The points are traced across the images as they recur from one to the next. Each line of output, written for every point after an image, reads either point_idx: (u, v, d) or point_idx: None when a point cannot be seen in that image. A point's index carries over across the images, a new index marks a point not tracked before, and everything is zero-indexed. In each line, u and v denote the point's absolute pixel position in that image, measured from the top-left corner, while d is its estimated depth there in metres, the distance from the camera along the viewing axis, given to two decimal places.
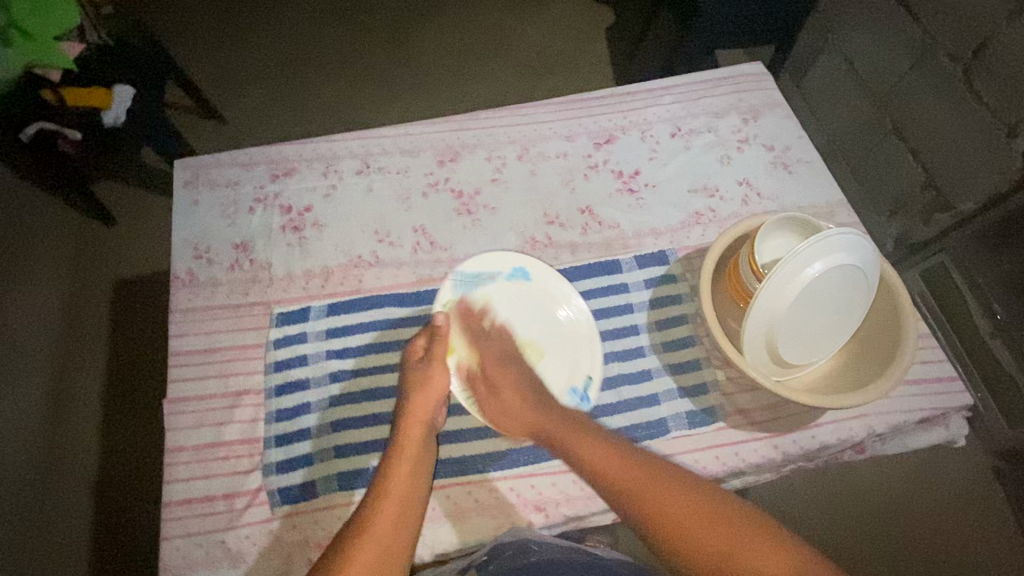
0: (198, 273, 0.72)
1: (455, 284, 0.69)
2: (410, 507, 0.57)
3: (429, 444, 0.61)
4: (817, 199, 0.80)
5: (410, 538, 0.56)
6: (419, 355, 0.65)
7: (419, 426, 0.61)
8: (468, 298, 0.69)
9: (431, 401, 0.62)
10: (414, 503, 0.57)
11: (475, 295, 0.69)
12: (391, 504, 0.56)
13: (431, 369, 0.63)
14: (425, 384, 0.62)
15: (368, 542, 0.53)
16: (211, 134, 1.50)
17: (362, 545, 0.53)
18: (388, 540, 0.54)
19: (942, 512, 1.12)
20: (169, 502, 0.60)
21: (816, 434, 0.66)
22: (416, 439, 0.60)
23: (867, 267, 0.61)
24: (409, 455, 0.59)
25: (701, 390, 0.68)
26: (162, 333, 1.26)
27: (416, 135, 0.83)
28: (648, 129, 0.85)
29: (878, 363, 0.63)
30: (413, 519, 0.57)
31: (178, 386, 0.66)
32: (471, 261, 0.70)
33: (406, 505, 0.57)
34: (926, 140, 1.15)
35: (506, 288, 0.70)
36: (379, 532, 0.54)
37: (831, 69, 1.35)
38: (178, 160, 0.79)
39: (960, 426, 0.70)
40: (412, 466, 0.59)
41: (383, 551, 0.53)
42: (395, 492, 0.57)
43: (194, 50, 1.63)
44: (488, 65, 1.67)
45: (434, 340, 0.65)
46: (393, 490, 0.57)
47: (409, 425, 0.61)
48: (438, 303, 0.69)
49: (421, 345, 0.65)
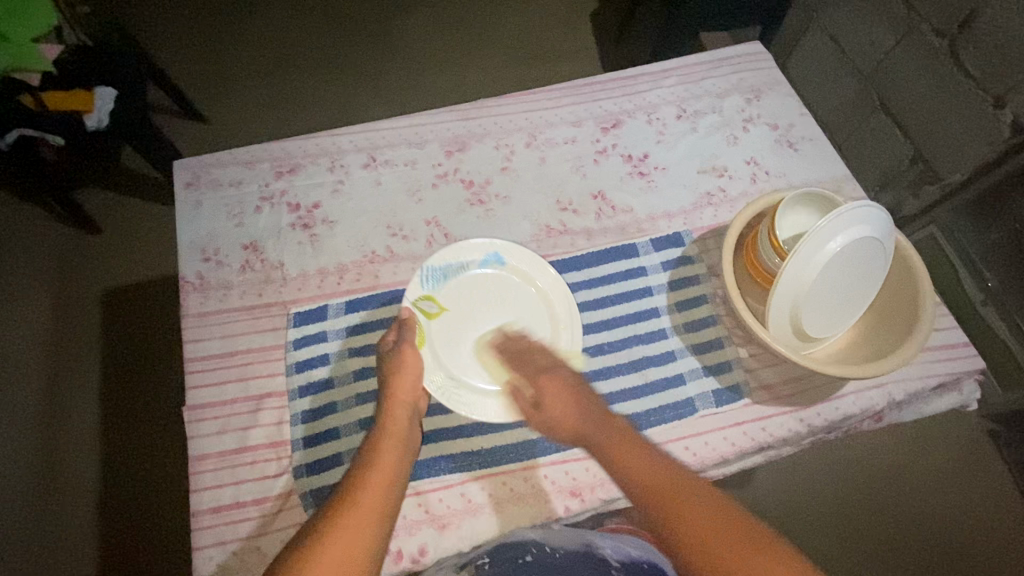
0: (209, 276, 0.70)
1: (422, 278, 0.67)
2: (393, 480, 0.55)
3: (412, 428, 0.60)
4: (822, 175, 0.81)
5: (393, 507, 0.53)
6: (392, 343, 0.64)
7: (400, 408, 0.60)
8: (439, 291, 0.67)
9: (410, 382, 0.61)
10: (399, 479, 0.55)
11: (445, 288, 0.67)
12: (376, 476, 0.54)
13: (405, 354, 0.62)
14: (403, 367, 0.61)
15: (351, 511, 0.51)
16: (195, 136, 1.46)
17: (343, 514, 0.50)
18: (371, 508, 0.51)
19: (941, 473, 1.17)
20: (199, 511, 0.59)
21: (839, 405, 0.67)
22: (399, 419, 0.59)
23: (882, 236, 0.62)
24: (392, 434, 0.58)
25: (725, 368, 0.68)
26: (161, 340, 1.23)
27: (422, 126, 0.81)
28: (652, 112, 0.85)
29: (901, 328, 0.64)
30: (398, 494, 0.54)
31: (198, 393, 0.64)
32: (439, 256, 0.68)
33: (391, 479, 0.54)
34: (911, 113, 1.17)
35: (479, 276, 0.69)
36: (364, 500, 0.52)
37: (817, 47, 1.37)
38: (178, 161, 0.76)
39: (973, 390, 0.72)
40: (397, 444, 0.57)
41: (366, 519, 0.50)
42: (380, 465, 0.55)
43: (171, 51, 1.58)
44: (476, 54, 1.65)
45: (403, 325, 0.64)
46: (378, 464, 0.55)
47: (392, 405, 0.60)
48: (406, 299, 0.66)
49: (393, 336, 0.64)
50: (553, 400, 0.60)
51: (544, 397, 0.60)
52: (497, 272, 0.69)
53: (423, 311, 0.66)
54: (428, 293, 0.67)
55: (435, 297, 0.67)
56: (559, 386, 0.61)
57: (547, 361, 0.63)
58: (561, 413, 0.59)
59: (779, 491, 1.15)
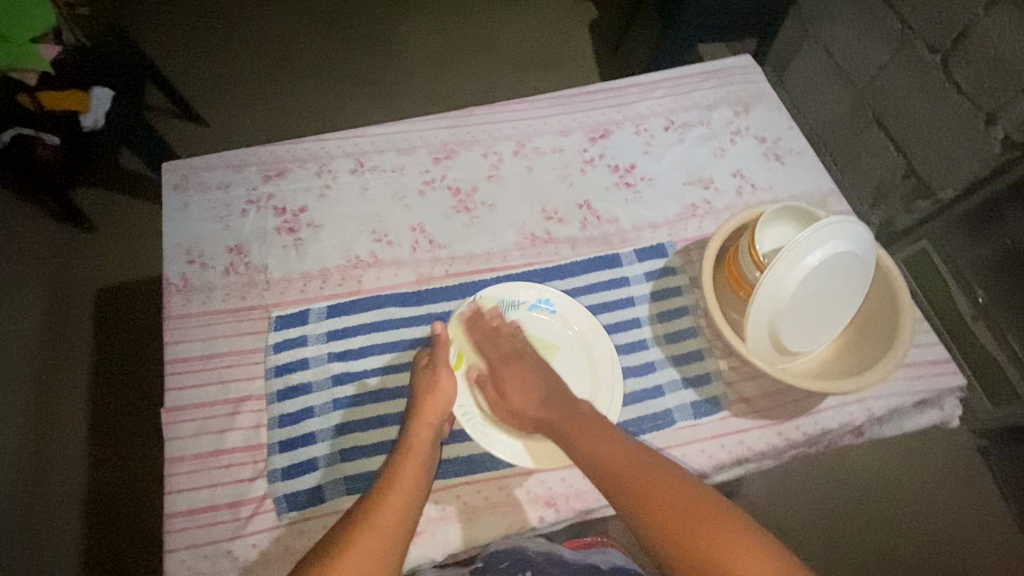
0: (193, 278, 0.71)
1: (474, 302, 0.68)
2: (409, 504, 0.56)
3: (434, 450, 0.60)
4: (808, 189, 0.81)
5: (407, 530, 0.55)
6: (424, 362, 0.64)
7: (426, 430, 0.60)
8: (487, 318, 0.68)
9: (439, 405, 0.61)
10: (415, 501, 0.57)
11: (492, 317, 0.68)
12: (393, 497, 0.56)
13: (439, 374, 0.62)
14: (433, 388, 0.62)
15: (369, 530, 0.53)
16: (193, 137, 1.47)
17: (360, 532, 0.53)
18: (387, 532, 0.54)
19: (931, 488, 1.17)
20: (172, 513, 0.59)
21: (818, 420, 0.67)
22: (423, 440, 0.60)
23: (863, 253, 0.63)
24: (414, 454, 0.59)
25: (704, 380, 0.68)
26: (151, 339, 1.23)
27: (411, 132, 0.82)
28: (641, 123, 0.85)
29: (879, 345, 0.64)
30: (414, 516, 0.56)
31: (177, 395, 0.64)
32: (497, 287, 0.70)
33: (408, 500, 0.56)
34: (904, 128, 1.17)
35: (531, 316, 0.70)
36: (379, 524, 0.54)
37: (812, 60, 1.38)
38: (166, 163, 0.77)
39: (955, 407, 0.71)
40: (417, 466, 0.58)
41: (380, 540, 0.53)
42: (398, 486, 0.57)
43: (170, 52, 1.59)
44: (473, 60, 1.66)
45: (438, 347, 0.64)
46: (397, 485, 0.56)
47: (417, 425, 0.60)
48: (454, 317, 0.68)
49: (427, 355, 0.65)
50: (512, 389, 0.64)
51: (504, 381, 0.64)
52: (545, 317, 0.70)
53: (469, 333, 0.67)
54: (475, 317, 0.68)
55: (483, 325, 0.68)
56: (519, 375, 0.64)
57: (513, 348, 0.67)
58: (518, 399, 0.63)
59: (767, 502, 1.14)
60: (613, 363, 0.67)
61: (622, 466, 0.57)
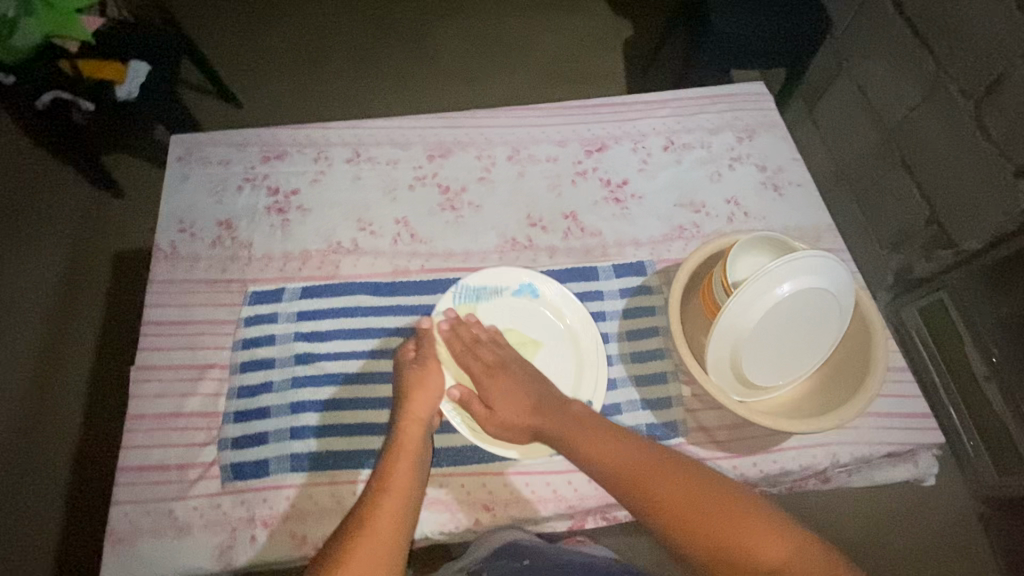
0: (181, 246, 0.74)
1: (455, 296, 0.68)
2: (408, 501, 0.57)
3: (427, 443, 0.61)
4: (803, 222, 0.79)
5: (409, 525, 0.56)
6: (411, 356, 0.65)
7: (416, 425, 0.61)
8: (469, 312, 0.68)
9: (428, 398, 0.62)
10: (412, 502, 0.57)
11: (475, 309, 0.68)
12: (390, 501, 0.56)
13: (427, 372, 0.63)
14: (421, 386, 0.62)
15: (368, 540, 0.53)
16: (225, 116, 1.54)
17: (360, 541, 0.53)
18: (387, 532, 0.54)
19: (922, 551, 1.10)
20: (124, 467, 0.61)
21: (777, 458, 0.64)
22: (413, 439, 0.60)
23: (841, 291, 0.61)
24: (407, 453, 0.59)
25: (663, 404, 0.67)
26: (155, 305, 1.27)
27: (409, 128, 0.83)
28: (640, 140, 0.84)
29: (848, 388, 0.61)
30: (414, 513, 0.57)
31: (147, 356, 0.67)
32: (474, 275, 0.69)
33: (405, 505, 0.56)
34: (931, 173, 1.13)
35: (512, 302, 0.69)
36: (380, 525, 0.54)
37: (844, 95, 1.34)
38: (174, 136, 0.80)
39: (929, 464, 0.68)
40: (411, 462, 0.59)
41: (381, 548, 0.53)
42: (393, 488, 0.57)
43: (215, 36, 1.67)
44: (503, 66, 1.68)
45: (423, 340, 0.65)
46: (392, 488, 0.56)
47: (406, 424, 0.61)
48: (438, 310, 0.67)
49: (411, 349, 0.65)
50: (499, 395, 0.62)
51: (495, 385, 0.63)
52: (528, 303, 0.69)
53: None
54: (457, 310, 0.68)
55: (463, 317, 0.68)
56: (508, 384, 0.63)
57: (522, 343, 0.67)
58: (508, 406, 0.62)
59: None
60: (598, 353, 0.67)
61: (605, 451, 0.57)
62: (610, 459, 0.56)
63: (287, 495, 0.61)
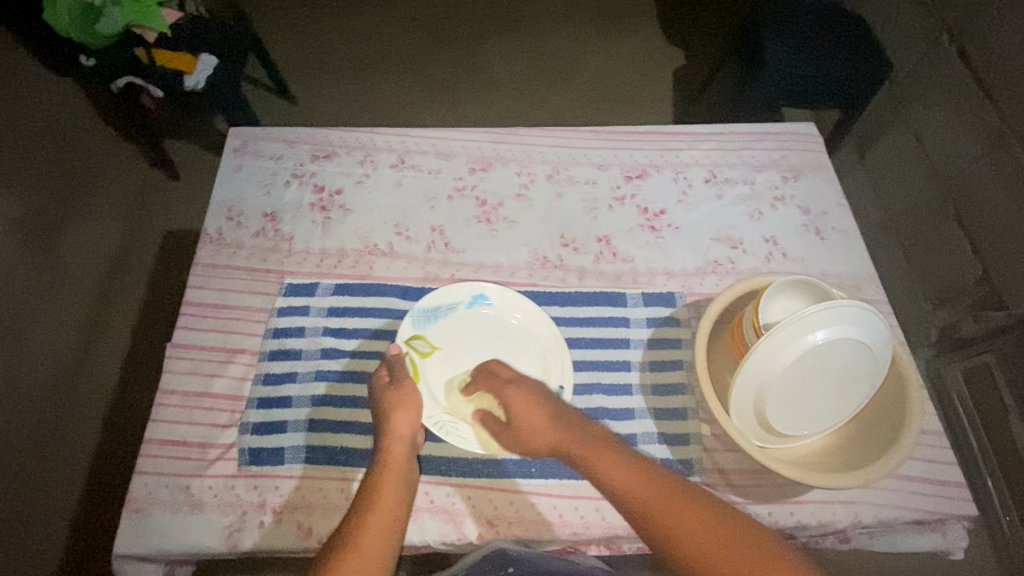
0: (226, 234, 0.77)
1: (415, 319, 0.68)
2: (396, 517, 0.56)
3: (413, 458, 0.61)
4: (844, 270, 0.77)
5: (398, 542, 0.55)
6: (386, 382, 0.63)
7: (400, 442, 0.60)
8: (429, 331, 0.68)
9: (412, 414, 0.61)
10: (400, 519, 0.56)
11: (435, 329, 0.68)
12: (377, 521, 0.54)
13: (405, 392, 0.62)
14: (402, 403, 0.61)
15: (359, 556, 0.52)
16: (281, 113, 1.61)
17: (348, 558, 0.51)
18: (377, 548, 0.53)
19: None
20: (150, 439, 0.64)
21: (794, 511, 0.62)
22: (398, 455, 0.60)
23: (875, 344, 0.59)
24: (392, 471, 0.58)
25: (681, 441, 0.66)
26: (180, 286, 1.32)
27: (454, 140, 0.85)
28: (682, 171, 0.84)
29: (878, 448, 0.59)
30: (402, 529, 0.56)
31: (182, 334, 0.70)
32: (429, 295, 0.69)
33: (391, 526, 0.55)
34: (986, 231, 1.08)
35: (470, 315, 0.69)
36: (369, 544, 0.53)
37: (899, 142, 1.30)
38: (234, 128, 0.84)
39: (958, 536, 0.65)
40: (397, 477, 0.58)
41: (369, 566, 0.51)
42: (382, 504, 0.56)
43: (282, 37, 1.75)
44: (552, 87, 1.70)
45: (394, 363, 0.64)
46: (379, 507, 0.55)
47: (391, 441, 0.60)
48: (400, 338, 0.67)
49: (385, 375, 0.64)
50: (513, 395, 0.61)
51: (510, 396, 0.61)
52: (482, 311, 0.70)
53: (417, 351, 0.67)
54: (418, 333, 0.67)
55: (427, 337, 0.67)
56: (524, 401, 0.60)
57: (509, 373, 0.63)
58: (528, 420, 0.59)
59: None
60: (556, 333, 0.69)
61: (617, 473, 0.54)
62: (622, 487, 0.54)
63: (297, 485, 0.62)
